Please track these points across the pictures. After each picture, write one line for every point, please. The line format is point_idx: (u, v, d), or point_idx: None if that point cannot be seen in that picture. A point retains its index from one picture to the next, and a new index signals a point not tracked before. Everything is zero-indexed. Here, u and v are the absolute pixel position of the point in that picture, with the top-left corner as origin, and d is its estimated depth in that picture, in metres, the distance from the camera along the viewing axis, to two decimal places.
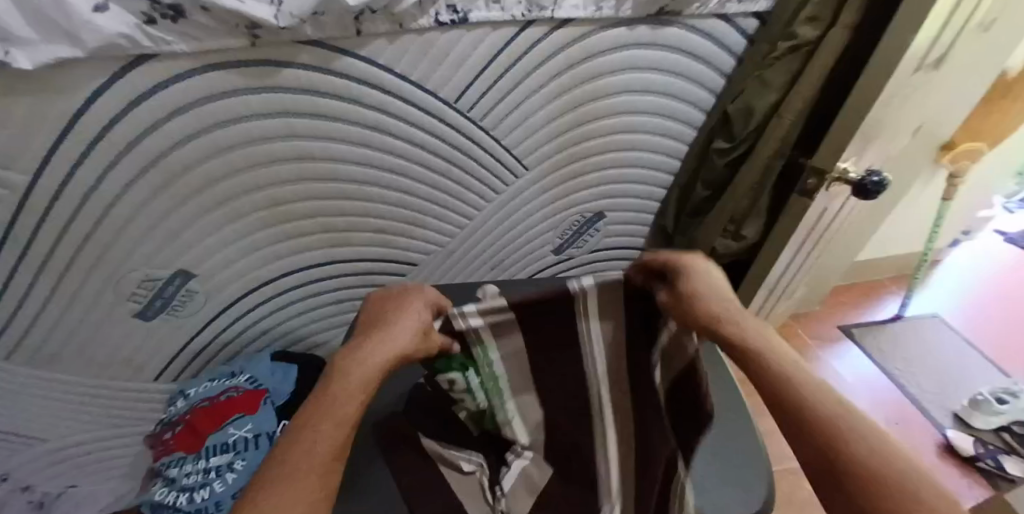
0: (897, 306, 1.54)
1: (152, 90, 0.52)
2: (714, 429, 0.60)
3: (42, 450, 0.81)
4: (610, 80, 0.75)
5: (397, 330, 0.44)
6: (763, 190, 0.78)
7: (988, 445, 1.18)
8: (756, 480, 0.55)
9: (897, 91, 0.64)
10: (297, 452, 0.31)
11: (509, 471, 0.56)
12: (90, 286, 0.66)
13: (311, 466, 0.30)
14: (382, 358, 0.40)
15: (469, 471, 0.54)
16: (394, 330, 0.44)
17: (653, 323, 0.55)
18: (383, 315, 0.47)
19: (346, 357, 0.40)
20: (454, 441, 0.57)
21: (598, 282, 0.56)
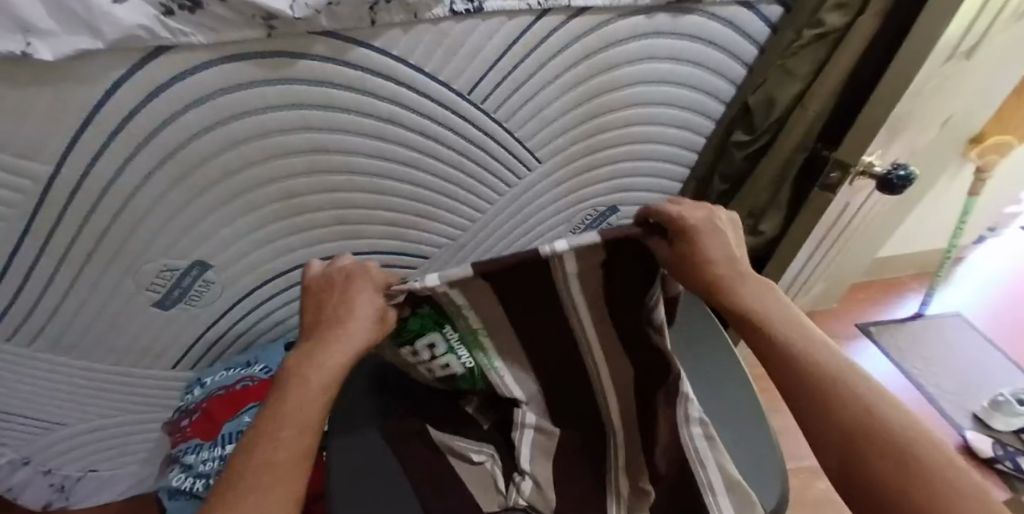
0: (917, 304, 1.50)
1: (170, 82, 0.52)
2: (728, 427, 0.59)
3: (64, 434, 0.84)
4: (627, 71, 0.73)
5: (353, 314, 0.41)
6: (785, 182, 0.76)
7: (1007, 446, 1.15)
8: (769, 481, 0.54)
9: (926, 82, 0.62)
10: (261, 462, 0.32)
11: (522, 451, 0.56)
12: (110, 276, 0.67)
13: (276, 473, 0.31)
14: (339, 352, 0.38)
15: (479, 461, 0.55)
16: (350, 316, 0.40)
17: (642, 293, 0.51)
18: (331, 296, 0.43)
19: (301, 355, 0.38)
20: (462, 430, 0.57)
21: (575, 247, 0.45)
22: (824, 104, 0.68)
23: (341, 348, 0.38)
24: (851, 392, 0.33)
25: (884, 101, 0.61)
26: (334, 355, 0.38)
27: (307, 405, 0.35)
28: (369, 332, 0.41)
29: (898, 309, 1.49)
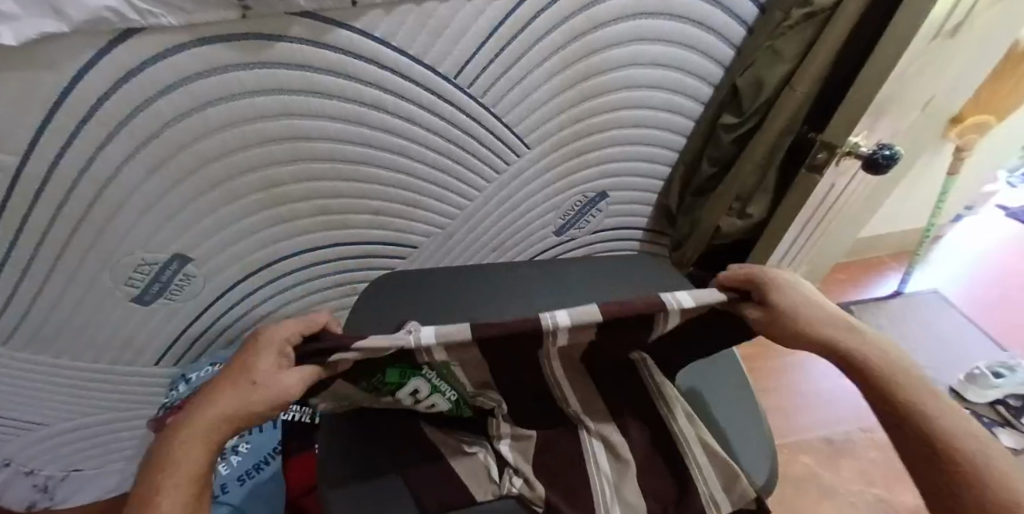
0: (897, 283, 1.54)
1: (141, 66, 0.50)
2: (721, 410, 0.60)
3: (45, 433, 0.82)
4: (615, 53, 0.72)
5: (249, 364, 0.42)
6: (771, 166, 0.74)
7: (982, 417, 1.19)
8: (759, 462, 0.55)
9: (913, 62, 0.62)
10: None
11: (505, 444, 0.55)
12: (86, 271, 0.65)
13: None
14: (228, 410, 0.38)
15: (472, 452, 0.54)
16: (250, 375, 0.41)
17: (621, 336, 0.48)
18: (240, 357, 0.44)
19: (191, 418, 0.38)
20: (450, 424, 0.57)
21: (573, 320, 0.44)
22: (814, 87, 0.66)
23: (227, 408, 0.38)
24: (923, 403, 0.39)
25: (872, 81, 0.61)
26: (217, 400, 0.39)
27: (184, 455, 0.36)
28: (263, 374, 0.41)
29: (879, 289, 1.52)
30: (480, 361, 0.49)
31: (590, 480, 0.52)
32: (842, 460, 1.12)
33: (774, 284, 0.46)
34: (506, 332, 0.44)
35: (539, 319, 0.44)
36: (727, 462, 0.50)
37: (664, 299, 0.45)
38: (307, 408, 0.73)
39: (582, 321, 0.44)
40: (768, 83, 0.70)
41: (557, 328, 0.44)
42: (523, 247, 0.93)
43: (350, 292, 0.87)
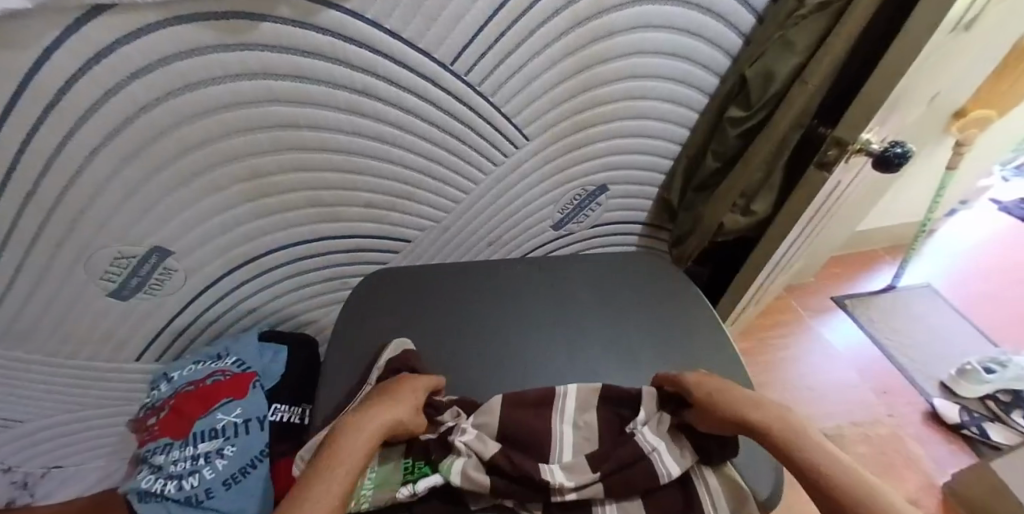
0: (889, 277, 1.54)
1: (112, 46, 0.46)
2: None
3: (22, 430, 0.79)
4: (620, 40, 0.69)
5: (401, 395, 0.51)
6: (778, 161, 0.72)
7: (973, 412, 1.20)
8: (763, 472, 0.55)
9: (932, 56, 0.59)
10: (318, 485, 0.37)
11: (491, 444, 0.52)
12: (59, 264, 0.61)
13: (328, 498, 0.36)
14: (380, 423, 0.46)
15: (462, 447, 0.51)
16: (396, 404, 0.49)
17: (632, 462, 0.50)
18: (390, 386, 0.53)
19: (357, 420, 0.46)
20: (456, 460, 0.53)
21: (577, 485, 0.49)
22: (827, 79, 0.63)
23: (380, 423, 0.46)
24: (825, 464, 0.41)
25: (887, 77, 0.58)
26: (378, 413, 0.47)
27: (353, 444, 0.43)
28: (409, 415, 0.50)
29: (871, 283, 1.52)
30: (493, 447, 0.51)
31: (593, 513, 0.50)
32: None
33: (681, 383, 0.54)
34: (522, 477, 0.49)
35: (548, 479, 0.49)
36: (733, 479, 0.52)
37: (643, 446, 0.52)
38: (295, 408, 0.73)
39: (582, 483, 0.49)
40: (778, 75, 0.67)
41: (563, 487, 0.49)
42: (521, 241, 0.90)
43: (340, 287, 0.84)
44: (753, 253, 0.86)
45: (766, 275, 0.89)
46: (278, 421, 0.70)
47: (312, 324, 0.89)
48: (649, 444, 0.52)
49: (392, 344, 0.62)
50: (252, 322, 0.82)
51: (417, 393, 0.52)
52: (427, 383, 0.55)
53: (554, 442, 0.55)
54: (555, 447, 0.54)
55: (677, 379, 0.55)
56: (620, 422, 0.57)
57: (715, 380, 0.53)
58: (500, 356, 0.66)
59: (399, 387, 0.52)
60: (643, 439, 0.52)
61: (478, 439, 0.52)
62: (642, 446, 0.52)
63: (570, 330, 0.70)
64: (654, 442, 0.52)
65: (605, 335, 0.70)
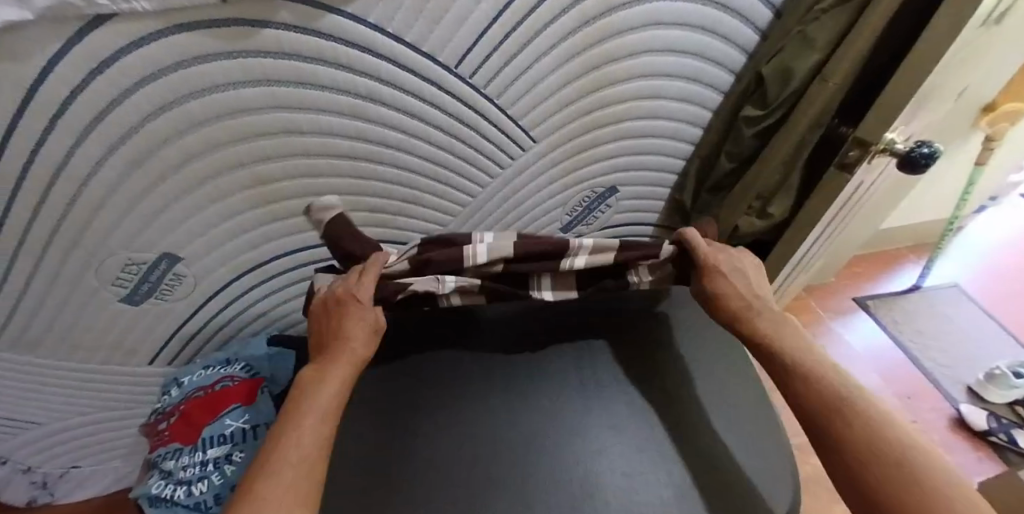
0: (914, 277, 1.49)
1: (114, 56, 0.46)
2: (715, 418, 0.61)
3: (40, 432, 0.80)
4: (630, 38, 0.67)
5: (352, 327, 0.52)
6: (797, 161, 0.69)
7: (1002, 419, 1.15)
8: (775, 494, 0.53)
9: (961, 51, 0.55)
10: (286, 458, 0.40)
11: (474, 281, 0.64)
12: (70, 271, 0.62)
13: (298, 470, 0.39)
14: (338, 370, 0.49)
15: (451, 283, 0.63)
16: (351, 340, 0.51)
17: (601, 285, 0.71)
18: (339, 315, 0.54)
19: (317, 375, 0.48)
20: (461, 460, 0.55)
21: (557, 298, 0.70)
22: (849, 76, 0.60)
23: (341, 369, 0.49)
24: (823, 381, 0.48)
25: (910, 79, 0.55)
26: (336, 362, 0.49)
27: (313, 404, 0.45)
28: (368, 340, 0.53)
29: (894, 283, 1.48)
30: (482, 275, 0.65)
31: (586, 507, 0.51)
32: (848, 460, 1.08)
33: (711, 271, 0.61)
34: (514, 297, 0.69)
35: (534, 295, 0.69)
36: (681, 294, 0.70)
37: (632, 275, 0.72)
38: None
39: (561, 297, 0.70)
40: (796, 72, 0.64)
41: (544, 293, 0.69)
42: None
43: None
44: (771, 257, 0.83)
45: (781, 279, 0.86)
46: None
47: None
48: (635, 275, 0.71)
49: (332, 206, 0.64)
50: (261, 325, 0.82)
51: (363, 310, 0.54)
52: (369, 289, 0.55)
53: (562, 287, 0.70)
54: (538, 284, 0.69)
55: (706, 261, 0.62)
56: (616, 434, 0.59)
57: (728, 262, 0.62)
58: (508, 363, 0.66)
59: (349, 317, 0.53)
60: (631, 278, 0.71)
61: (466, 281, 0.64)
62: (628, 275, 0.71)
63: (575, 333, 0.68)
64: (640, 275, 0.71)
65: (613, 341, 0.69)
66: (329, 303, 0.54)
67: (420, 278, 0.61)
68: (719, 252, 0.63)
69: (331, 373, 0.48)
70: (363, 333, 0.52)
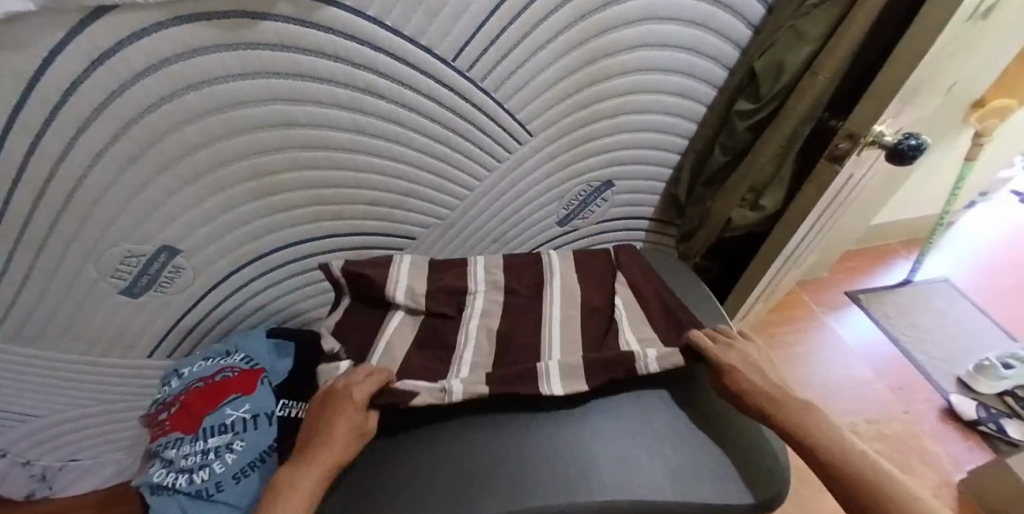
0: (905, 271, 1.51)
1: (115, 47, 0.46)
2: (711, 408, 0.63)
3: (39, 424, 0.80)
4: (625, 33, 0.68)
5: (335, 425, 0.50)
6: (789, 154, 0.70)
7: (991, 409, 1.17)
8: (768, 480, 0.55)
9: (948, 44, 0.56)
10: None
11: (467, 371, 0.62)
12: (70, 263, 0.62)
13: None
14: (316, 469, 0.45)
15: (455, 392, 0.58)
16: (333, 439, 0.49)
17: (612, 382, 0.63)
18: (325, 415, 0.52)
19: (292, 472, 0.44)
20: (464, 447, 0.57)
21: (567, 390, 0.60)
22: (839, 71, 0.62)
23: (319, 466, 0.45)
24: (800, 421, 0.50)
25: (898, 72, 0.56)
26: (315, 459, 0.46)
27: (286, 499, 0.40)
28: (348, 442, 0.50)
29: (886, 278, 1.50)
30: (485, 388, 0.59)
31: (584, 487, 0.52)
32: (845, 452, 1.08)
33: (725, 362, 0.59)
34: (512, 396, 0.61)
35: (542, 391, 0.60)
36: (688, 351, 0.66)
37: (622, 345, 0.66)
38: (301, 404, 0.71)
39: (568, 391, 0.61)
40: (788, 66, 0.65)
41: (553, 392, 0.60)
42: (527, 238, 0.90)
43: None
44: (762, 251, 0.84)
45: (774, 273, 0.87)
46: (286, 416, 0.69)
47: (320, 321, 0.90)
48: (642, 355, 0.63)
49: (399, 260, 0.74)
50: (261, 318, 0.83)
51: (353, 414, 0.52)
52: (362, 393, 0.53)
53: (543, 339, 0.68)
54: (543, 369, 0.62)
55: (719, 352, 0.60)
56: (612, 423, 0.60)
57: (741, 358, 0.59)
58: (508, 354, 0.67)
59: (336, 415, 0.51)
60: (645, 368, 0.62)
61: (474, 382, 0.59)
62: (635, 355, 0.62)
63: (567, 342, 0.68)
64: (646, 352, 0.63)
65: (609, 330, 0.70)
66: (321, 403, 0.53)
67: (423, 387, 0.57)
68: (730, 350, 0.61)
69: (310, 468, 0.45)
70: (347, 441, 0.50)
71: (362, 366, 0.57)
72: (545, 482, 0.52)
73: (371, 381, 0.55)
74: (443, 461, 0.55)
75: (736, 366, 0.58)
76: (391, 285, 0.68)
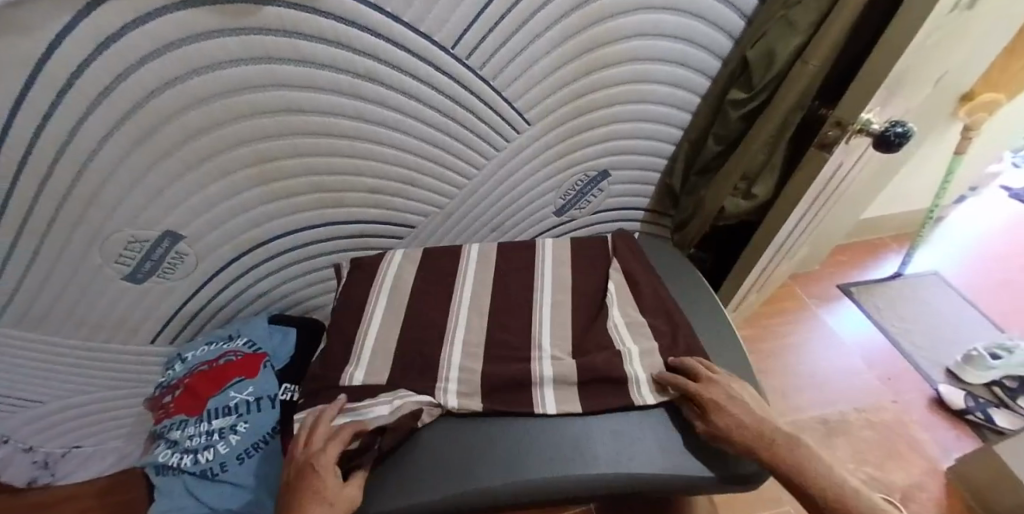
0: (895, 265, 1.54)
1: (121, 31, 0.47)
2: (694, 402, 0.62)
3: (42, 411, 0.81)
4: (619, 23, 0.70)
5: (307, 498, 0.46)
6: (779, 143, 0.72)
7: (979, 398, 1.19)
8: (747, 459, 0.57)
9: (933, 33, 0.58)
10: None
11: (451, 376, 0.62)
12: (75, 248, 0.63)
13: None
14: None
15: (452, 406, 0.58)
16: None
17: (612, 409, 0.60)
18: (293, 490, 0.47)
19: None
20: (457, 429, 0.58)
21: (561, 410, 0.59)
22: (827, 59, 0.63)
23: None
24: (795, 460, 0.51)
25: (882, 62, 0.58)
26: None
27: None
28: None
29: (877, 271, 1.52)
30: (479, 406, 0.59)
31: (578, 464, 0.54)
32: (835, 440, 1.11)
33: (712, 402, 0.55)
34: (504, 413, 0.59)
35: (533, 408, 0.59)
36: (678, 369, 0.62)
37: (612, 339, 0.67)
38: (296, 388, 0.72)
39: (563, 414, 0.59)
40: (778, 55, 0.67)
41: (546, 414, 0.59)
42: (524, 228, 0.91)
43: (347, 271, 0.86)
44: (753, 241, 0.86)
45: (766, 263, 0.89)
46: (286, 400, 0.70)
47: (320, 310, 0.91)
48: (632, 374, 0.62)
49: (393, 253, 0.78)
50: (262, 305, 0.84)
51: (323, 482, 0.47)
52: (329, 456, 0.49)
53: (534, 327, 0.70)
54: (535, 372, 0.62)
55: (705, 390, 0.57)
56: (609, 412, 0.60)
57: (723, 391, 0.57)
58: (506, 337, 0.68)
59: (304, 490, 0.46)
60: (639, 395, 0.60)
61: (468, 401, 0.59)
62: (627, 376, 0.61)
63: (562, 325, 0.70)
64: (637, 373, 0.62)
65: (605, 314, 0.72)
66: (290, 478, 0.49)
67: (414, 399, 0.58)
68: (711, 383, 0.58)
69: None
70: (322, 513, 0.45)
71: (322, 425, 0.53)
72: (537, 460, 0.54)
73: (336, 441, 0.51)
74: (442, 442, 0.57)
75: (721, 402, 0.55)
76: (380, 272, 0.74)
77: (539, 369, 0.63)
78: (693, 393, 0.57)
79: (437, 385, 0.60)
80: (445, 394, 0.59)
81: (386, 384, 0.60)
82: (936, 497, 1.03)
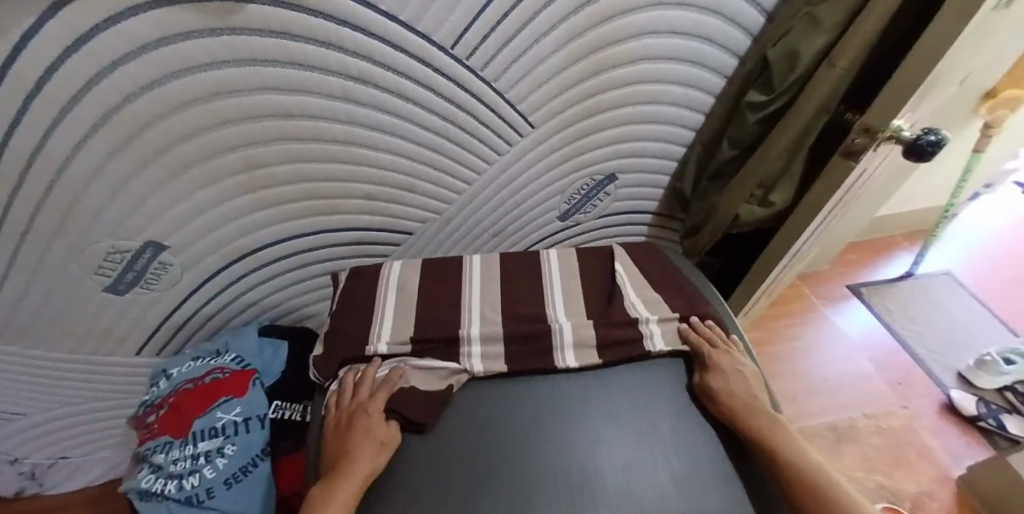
0: (906, 265, 1.50)
1: (91, 33, 0.43)
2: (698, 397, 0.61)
3: (25, 423, 0.78)
4: (632, 19, 0.65)
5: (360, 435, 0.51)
6: (800, 151, 0.68)
7: (991, 404, 1.16)
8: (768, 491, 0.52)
9: (973, 34, 0.53)
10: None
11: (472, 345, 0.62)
12: (52, 260, 0.59)
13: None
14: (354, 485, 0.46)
15: (478, 370, 0.61)
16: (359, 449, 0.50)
17: (627, 358, 0.63)
18: (346, 431, 0.52)
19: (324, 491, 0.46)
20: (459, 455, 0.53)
21: (581, 366, 0.62)
22: (857, 61, 0.59)
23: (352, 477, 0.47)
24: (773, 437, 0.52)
25: (919, 66, 0.53)
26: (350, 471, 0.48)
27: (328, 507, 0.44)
28: (377, 446, 0.50)
29: (886, 270, 1.49)
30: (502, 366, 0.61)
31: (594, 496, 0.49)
32: (844, 447, 1.09)
33: (718, 372, 0.60)
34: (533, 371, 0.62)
35: (556, 361, 0.62)
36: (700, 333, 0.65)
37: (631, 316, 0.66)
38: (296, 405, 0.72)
39: (586, 367, 0.62)
40: (802, 55, 0.62)
41: (568, 369, 0.62)
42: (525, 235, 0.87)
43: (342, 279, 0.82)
44: (772, 245, 0.81)
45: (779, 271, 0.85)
46: (278, 419, 0.70)
47: (315, 317, 0.87)
48: (648, 332, 0.65)
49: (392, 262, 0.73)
50: (253, 315, 0.81)
51: (371, 424, 0.52)
52: (378, 404, 0.55)
53: None
54: (555, 335, 0.64)
55: (716, 356, 0.61)
56: (623, 362, 0.63)
57: (732, 361, 0.61)
58: None
59: (355, 430, 0.51)
60: (651, 346, 0.64)
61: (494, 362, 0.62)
62: (641, 333, 0.65)
63: None
64: (652, 330, 0.65)
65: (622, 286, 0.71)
66: (341, 421, 0.54)
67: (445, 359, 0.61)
68: (725, 352, 0.62)
69: (345, 478, 0.47)
70: (373, 447, 0.50)
71: (365, 379, 0.58)
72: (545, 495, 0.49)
73: (381, 391, 0.56)
74: (436, 468, 0.52)
75: (723, 367, 0.60)
76: (382, 275, 0.70)
77: (560, 333, 0.64)
78: (704, 355, 0.62)
79: (461, 351, 0.62)
80: (470, 359, 0.61)
81: (411, 353, 0.61)
82: (946, 506, 1.01)
